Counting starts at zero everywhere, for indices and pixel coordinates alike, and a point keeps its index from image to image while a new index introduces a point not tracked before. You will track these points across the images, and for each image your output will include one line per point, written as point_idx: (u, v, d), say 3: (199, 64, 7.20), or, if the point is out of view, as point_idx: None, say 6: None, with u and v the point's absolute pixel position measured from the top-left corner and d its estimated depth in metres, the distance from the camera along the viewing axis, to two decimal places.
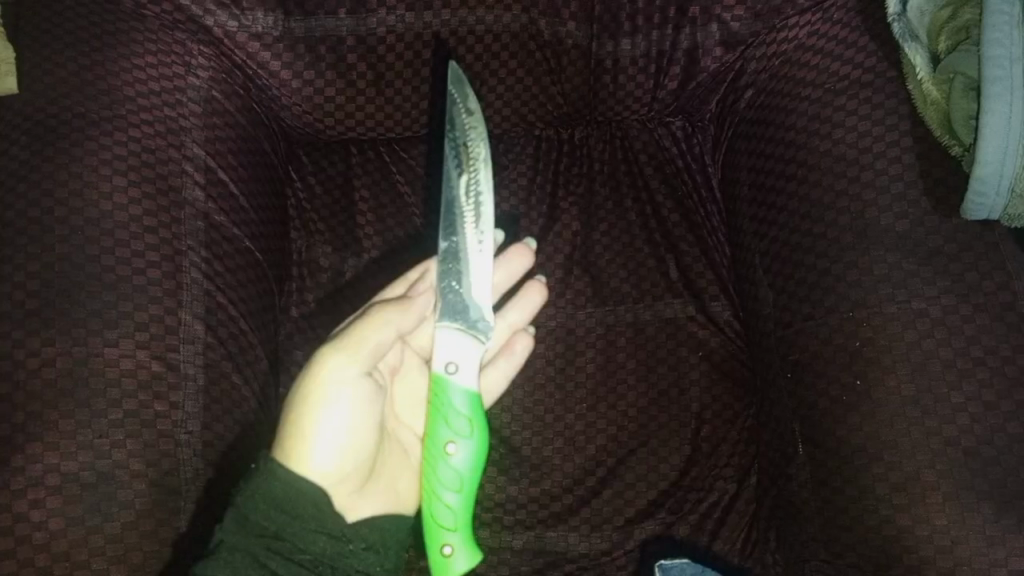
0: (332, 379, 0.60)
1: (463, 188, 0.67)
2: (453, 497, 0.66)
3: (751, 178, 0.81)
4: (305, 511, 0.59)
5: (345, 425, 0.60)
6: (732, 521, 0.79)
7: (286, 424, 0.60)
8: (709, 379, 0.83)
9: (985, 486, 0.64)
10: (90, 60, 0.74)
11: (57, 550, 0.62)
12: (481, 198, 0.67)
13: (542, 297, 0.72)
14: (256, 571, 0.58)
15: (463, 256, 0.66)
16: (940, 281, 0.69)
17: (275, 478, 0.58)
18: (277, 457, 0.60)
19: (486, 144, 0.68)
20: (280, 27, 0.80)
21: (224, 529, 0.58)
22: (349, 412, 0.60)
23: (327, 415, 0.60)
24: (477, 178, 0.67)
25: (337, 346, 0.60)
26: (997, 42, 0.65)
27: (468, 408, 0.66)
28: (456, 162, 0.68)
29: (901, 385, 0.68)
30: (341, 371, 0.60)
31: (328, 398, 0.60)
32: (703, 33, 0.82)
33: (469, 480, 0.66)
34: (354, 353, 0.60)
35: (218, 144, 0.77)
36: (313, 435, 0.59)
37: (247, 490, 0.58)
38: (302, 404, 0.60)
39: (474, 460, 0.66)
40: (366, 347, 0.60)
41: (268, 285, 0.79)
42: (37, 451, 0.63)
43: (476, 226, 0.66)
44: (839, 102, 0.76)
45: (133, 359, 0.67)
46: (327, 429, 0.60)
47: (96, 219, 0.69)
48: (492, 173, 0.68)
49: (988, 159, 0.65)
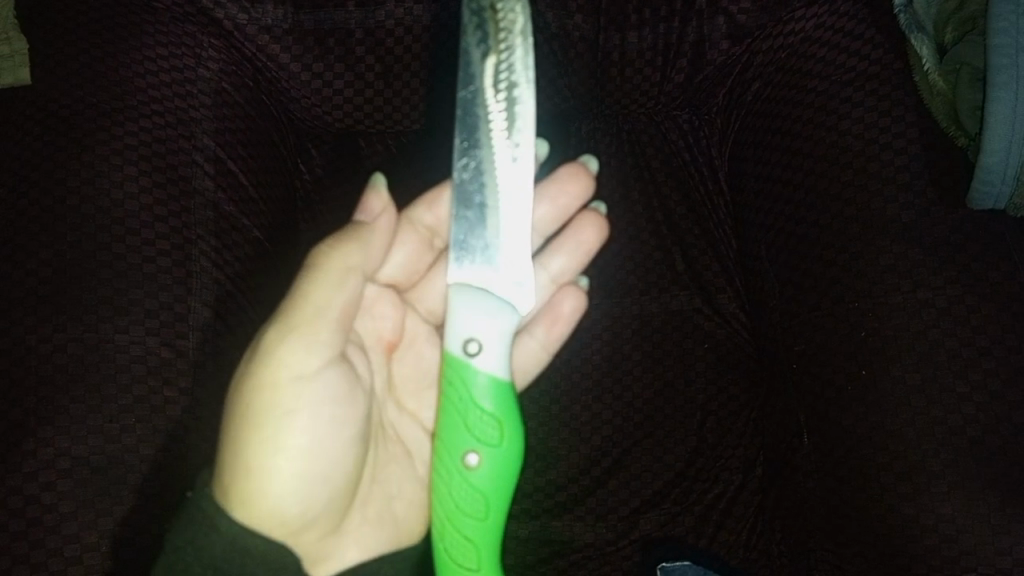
0: (290, 378, 0.56)
1: (493, 75, 0.62)
2: (477, 522, 0.62)
3: (758, 170, 0.82)
4: (254, 567, 0.56)
5: (309, 434, 0.57)
6: (739, 512, 0.79)
7: (234, 443, 0.56)
8: (716, 371, 0.83)
9: (991, 475, 0.64)
10: (102, 52, 0.75)
11: (66, 532, 0.62)
12: (512, 88, 0.62)
13: (593, 239, 0.76)
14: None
15: (490, 172, 0.62)
16: (946, 271, 0.69)
17: (221, 530, 0.55)
18: (230, 476, 0.56)
19: (521, 12, 0.62)
20: (289, 20, 0.81)
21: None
22: (310, 417, 0.57)
23: (287, 428, 0.56)
24: (510, 63, 0.62)
25: (293, 329, 0.56)
26: (1003, 32, 0.65)
27: (495, 400, 0.63)
28: (483, 40, 0.62)
29: (906, 374, 0.68)
30: (296, 362, 0.56)
31: (285, 400, 0.56)
32: (710, 26, 0.83)
33: (500, 492, 0.62)
34: (307, 332, 0.57)
35: (228, 135, 0.78)
36: (269, 453, 0.56)
37: (182, 541, 0.55)
38: (256, 416, 0.56)
39: (498, 474, 0.62)
40: (320, 314, 0.57)
41: (277, 274, 0.79)
42: (49, 435, 0.64)
43: (506, 133, 0.62)
44: (846, 94, 0.76)
45: (144, 346, 0.68)
46: (286, 443, 0.56)
47: (108, 207, 0.70)
48: (528, 53, 0.62)
49: (994, 148, 0.65)
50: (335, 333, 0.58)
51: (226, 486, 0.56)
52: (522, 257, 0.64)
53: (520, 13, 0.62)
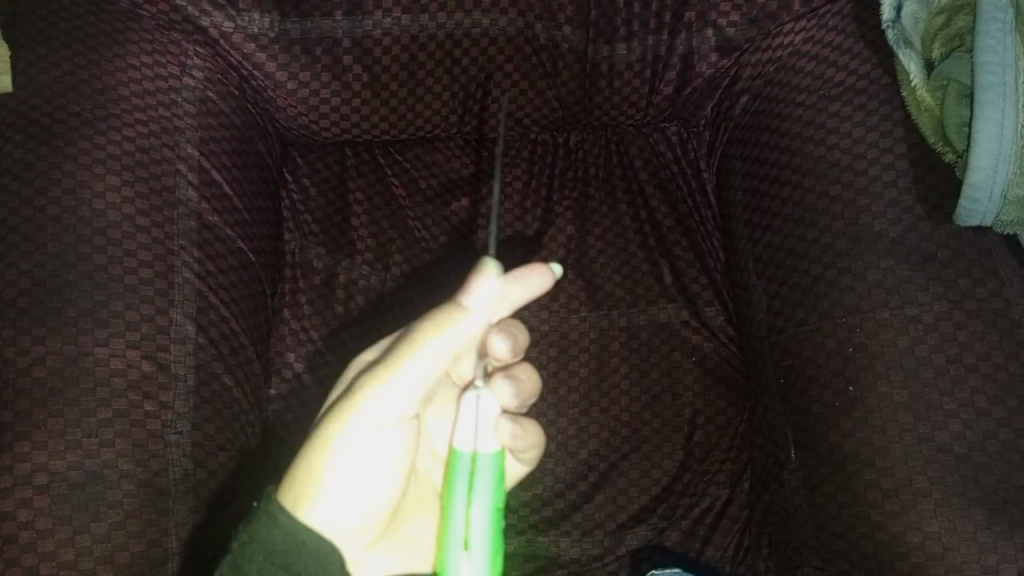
0: (365, 418, 0.54)
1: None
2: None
3: (746, 184, 0.81)
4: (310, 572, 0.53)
5: (365, 473, 0.56)
6: (725, 526, 0.79)
7: (310, 460, 0.54)
8: (702, 384, 0.83)
9: (977, 493, 0.64)
10: (84, 59, 0.74)
11: (43, 549, 0.61)
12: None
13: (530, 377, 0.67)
14: None
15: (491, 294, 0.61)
16: (933, 287, 0.69)
17: (279, 530, 0.52)
18: (294, 487, 0.54)
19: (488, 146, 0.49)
20: (276, 29, 0.81)
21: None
22: (369, 459, 0.55)
23: (353, 454, 0.54)
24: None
25: (377, 375, 0.54)
26: (990, 49, 0.65)
27: (482, 487, 0.56)
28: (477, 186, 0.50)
29: (894, 391, 0.68)
30: (368, 408, 0.54)
31: (360, 430, 0.54)
32: (699, 39, 0.83)
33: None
34: (394, 389, 0.54)
35: (213, 145, 0.77)
36: (328, 480, 0.54)
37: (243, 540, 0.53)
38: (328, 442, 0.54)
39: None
40: (405, 383, 0.54)
41: (260, 286, 0.79)
42: (26, 450, 0.62)
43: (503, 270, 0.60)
44: (834, 108, 0.76)
45: (124, 358, 0.67)
46: (344, 477, 0.55)
47: (90, 217, 0.69)
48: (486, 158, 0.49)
49: (981, 165, 0.65)
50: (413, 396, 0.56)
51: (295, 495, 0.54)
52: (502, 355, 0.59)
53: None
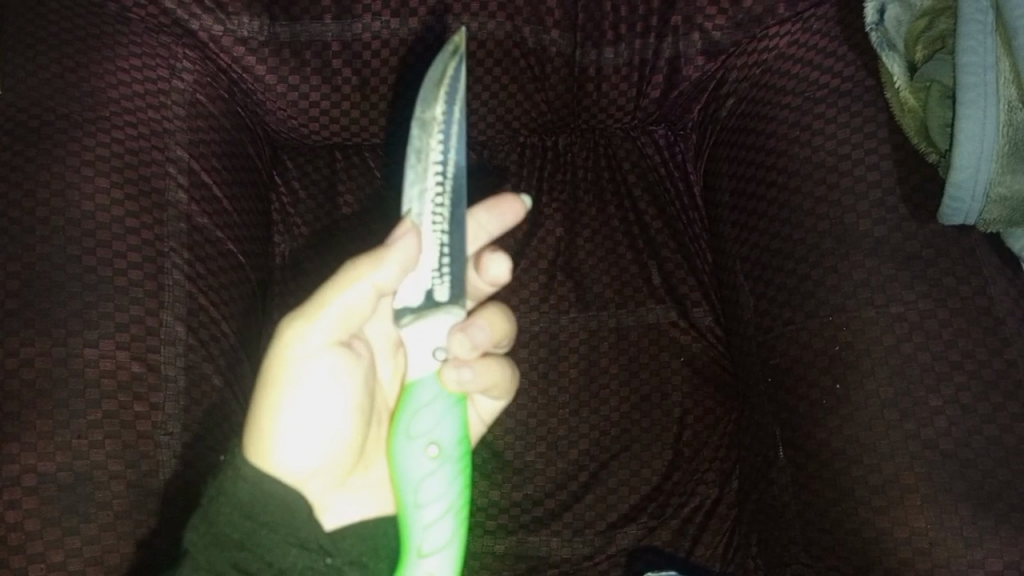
0: (299, 358, 0.53)
1: (415, 139, 0.57)
2: (420, 559, 0.59)
3: (733, 185, 0.82)
4: (273, 518, 0.53)
5: (318, 409, 0.54)
6: (714, 525, 0.80)
7: (255, 408, 0.54)
8: (691, 384, 0.84)
9: (962, 488, 0.64)
10: (73, 62, 0.74)
11: (32, 551, 0.61)
12: (451, 167, 0.57)
13: (511, 322, 0.59)
14: (249, 545, 0.53)
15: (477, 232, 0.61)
16: (918, 286, 0.70)
17: (240, 478, 0.53)
18: (248, 436, 0.55)
19: (437, 101, 0.57)
20: (265, 32, 0.81)
21: (191, 526, 0.54)
22: (319, 399, 0.54)
23: (295, 397, 0.53)
24: (453, 116, 0.57)
25: (301, 317, 0.53)
26: (971, 50, 0.66)
27: (433, 397, 0.58)
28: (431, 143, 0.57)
29: (880, 388, 0.68)
30: (310, 338, 0.53)
31: (297, 373, 0.53)
32: (685, 42, 0.84)
33: (448, 525, 0.59)
34: (322, 326, 0.53)
35: (202, 147, 0.78)
36: (280, 419, 0.54)
37: (214, 490, 0.54)
38: (270, 387, 0.54)
39: (450, 475, 0.59)
40: (340, 313, 0.53)
41: (249, 288, 0.79)
42: (14, 451, 0.62)
43: (489, 214, 0.61)
44: (819, 110, 0.77)
45: (114, 360, 0.66)
46: (295, 414, 0.54)
47: (78, 219, 0.69)
48: (439, 106, 0.57)
49: (963, 165, 0.66)
50: (356, 324, 0.55)
51: (251, 442, 0.55)
52: (455, 279, 0.57)
53: (462, 70, 0.58)
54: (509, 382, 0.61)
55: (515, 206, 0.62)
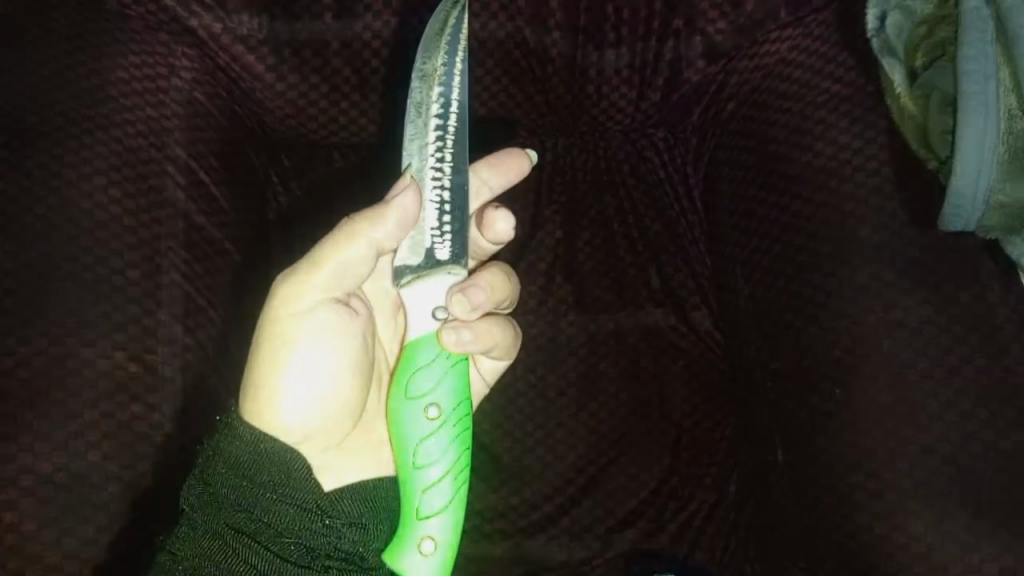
0: (297, 313, 0.58)
1: (417, 89, 0.62)
2: (420, 518, 0.63)
3: (733, 188, 0.82)
4: (269, 476, 0.57)
5: (318, 365, 0.59)
6: (712, 530, 0.80)
7: (254, 363, 0.59)
8: (689, 387, 0.84)
9: (958, 492, 0.65)
10: (72, 59, 0.74)
11: (30, 553, 0.60)
12: (453, 113, 0.62)
13: (512, 282, 0.64)
14: (244, 506, 0.57)
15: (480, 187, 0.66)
16: (918, 292, 0.70)
17: (238, 438, 0.57)
18: (247, 392, 0.59)
19: (441, 52, 0.62)
20: (265, 29, 0.80)
21: (189, 489, 0.58)
22: (316, 353, 0.58)
23: (293, 349, 0.58)
24: (453, 66, 0.62)
25: (298, 274, 0.58)
26: (970, 59, 0.66)
27: (431, 361, 0.63)
28: (434, 92, 0.62)
29: (879, 394, 0.69)
30: (310, 296, 0.58)
31: (295, 327, 0.58)
32: (687, 46, 0.83)
33: (447, 485, 0.64)
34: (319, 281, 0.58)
35: (200, 146, 0.77)
36: (279, 372, 0.58)
37: (211, 451, 0.58)
38: (270, 343, 0.58)
39: (448, 436, 0.64)
40: (337, 269, 0.58)
41: (247, 287, 0.78)
42: (10, 452, 0.61)
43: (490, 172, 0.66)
44: (820, 115, 0.77)
45: (111, 360, 0.66)
46: (294, 366, 0.58)
47: (76, 218, 0.68)
48: (442, 56, 0.62)
49: (965, 172, 0.66)
50: (352, 282, 0.59)
51: (249, 398, 0.59)
52: (455, 240, 0.62)
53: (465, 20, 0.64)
54: (509, 339, 0.66)
55: (518, 165, 0.67)
